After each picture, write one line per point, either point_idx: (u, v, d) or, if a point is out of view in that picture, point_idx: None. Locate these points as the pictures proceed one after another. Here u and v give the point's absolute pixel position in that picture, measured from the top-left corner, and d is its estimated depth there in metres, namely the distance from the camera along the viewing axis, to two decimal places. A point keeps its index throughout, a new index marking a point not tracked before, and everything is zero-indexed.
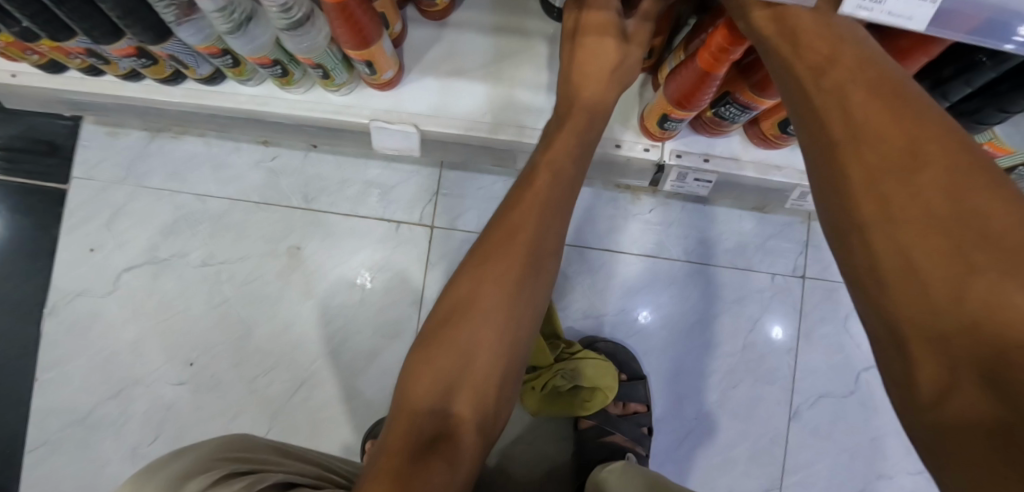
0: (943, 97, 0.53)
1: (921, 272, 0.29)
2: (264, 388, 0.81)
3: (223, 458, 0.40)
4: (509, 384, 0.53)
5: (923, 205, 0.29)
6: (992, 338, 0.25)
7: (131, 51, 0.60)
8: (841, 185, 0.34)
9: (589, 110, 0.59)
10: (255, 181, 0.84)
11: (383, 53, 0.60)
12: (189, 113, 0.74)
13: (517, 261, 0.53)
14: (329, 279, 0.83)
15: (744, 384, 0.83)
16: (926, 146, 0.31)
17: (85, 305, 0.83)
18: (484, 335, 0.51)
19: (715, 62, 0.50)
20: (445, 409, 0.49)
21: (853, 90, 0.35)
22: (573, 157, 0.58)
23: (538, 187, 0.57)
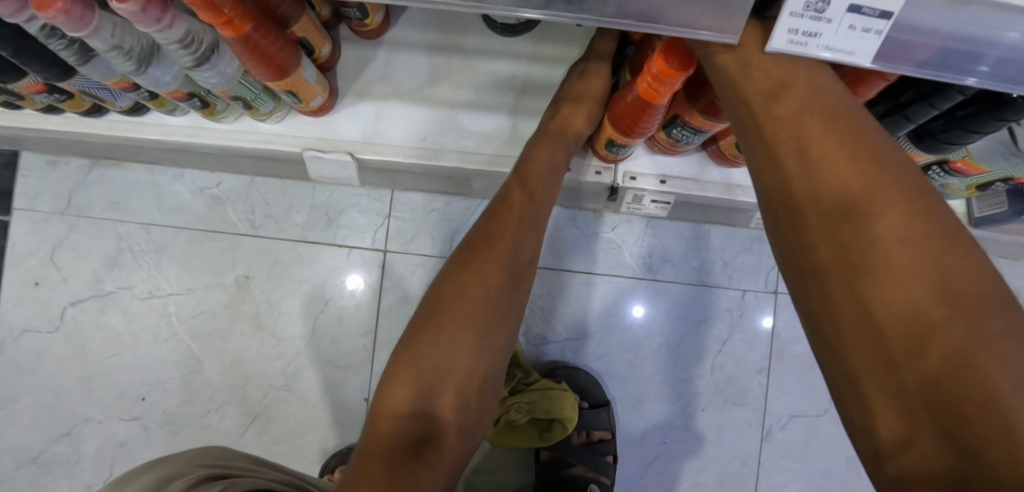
0: (907, 119, 0.48)
1: (875, 321, 0.29)
2: (217, 423, 0.79)
3: (203, 464, 0.47)
4: (493, 390, 0.51)
5: (877, 252, 0.30)
6: (943, 389, 0.26)
7: (40, 87, 0.56)
8: (799, 225, 0.34)
9: (555, 136, 0.58)
10: (200, 209, 0.81)
11: (307, 82, 0.56)
12: (119, 144, 0.70)
13: (500, 268, 0.50)
14: (281, 309, 0.80)
15: (713, 406, 0.80)
16: (882, 188, 0.31)
17: (29, 342, 0.80)
18: (467, 338, 0.47)
19: (654, 92, 0.46)
20: (428, 409, 0.46)
21: (811, 128, 0.35)
22: (546, 179, 0.56)
23: (513, 204, 0.54)
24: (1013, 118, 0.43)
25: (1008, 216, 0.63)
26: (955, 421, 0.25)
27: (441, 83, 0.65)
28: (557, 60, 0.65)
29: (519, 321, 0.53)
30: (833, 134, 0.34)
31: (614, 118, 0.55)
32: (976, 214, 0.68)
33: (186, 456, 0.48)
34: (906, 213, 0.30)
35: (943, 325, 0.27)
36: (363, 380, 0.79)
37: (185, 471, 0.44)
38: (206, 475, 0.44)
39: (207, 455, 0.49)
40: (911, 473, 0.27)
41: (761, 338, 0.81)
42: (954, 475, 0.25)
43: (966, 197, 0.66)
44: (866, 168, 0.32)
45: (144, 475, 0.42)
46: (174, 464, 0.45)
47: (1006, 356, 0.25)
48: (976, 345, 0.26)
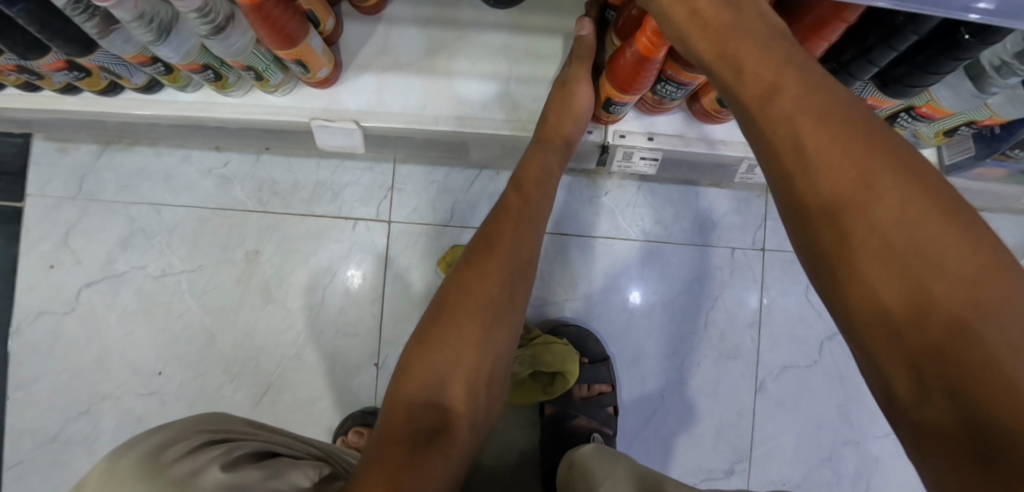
0: (870, 63, 0.52)
1: (851, 246, 0.30)
2: (231, 395, 0.81)
3: (202, 430, 0.40)
4: (499, 382, 0.55)
5: (843, 177, 0.31)
6: (922, 305, 0.27)
7: (60, 65, 0.60)
8: (775, 161, 0.34)
9: (545, 145, 0.64)
10: (208, 188, 0.84)
11: (314, 53, 0.60)
12: (133, 123, 0.73)
13: (502, 267, 0.55)
14: (289, 281, 0.83)
15: (708, 359, 0.84)
16: (847, 114, 0.32)
17: (46, 324, 0.82)
18: (472, 331, 0.52)
19: (652, 47, 0.49)
20: (439, 398, 0.49)
21: (792, 104, 0.33)
22: (539, 182, 0.62)
23: (511, 208, 0.60)
24: (966, 57, 0.47)
25: (975, 161, 0.67)
26: (937, 338, 0.27)
27: (438, 53, 0.69)
28: (546, 29, 0.69)
29: (522, 320, 0.57)
30: (815, 105, 0.33)
31: (614, 78, 0.58)
32: (947, 162, 0.72)
33: (179, 424, 0.39)
34: (899, 179, 0.29)
35: (919, 258, 0.28)
36: (372, 348, 0.82)
37: (182, 443, 0.36)
38: (208, 449, 0.36)
39: (200, 425, 0.41)
40: (929, 431, 0.28)
41: (752, 293, 0.85)
42: (969, 432, 0.25)
43: (936, 144, 0.70)
44: (823, 97, 0.33)
45: (138, 448, 0.33)
46: (168, 434, 0.37)
47: (974, 263, 0.27)
48: (942, 256, 0.27)
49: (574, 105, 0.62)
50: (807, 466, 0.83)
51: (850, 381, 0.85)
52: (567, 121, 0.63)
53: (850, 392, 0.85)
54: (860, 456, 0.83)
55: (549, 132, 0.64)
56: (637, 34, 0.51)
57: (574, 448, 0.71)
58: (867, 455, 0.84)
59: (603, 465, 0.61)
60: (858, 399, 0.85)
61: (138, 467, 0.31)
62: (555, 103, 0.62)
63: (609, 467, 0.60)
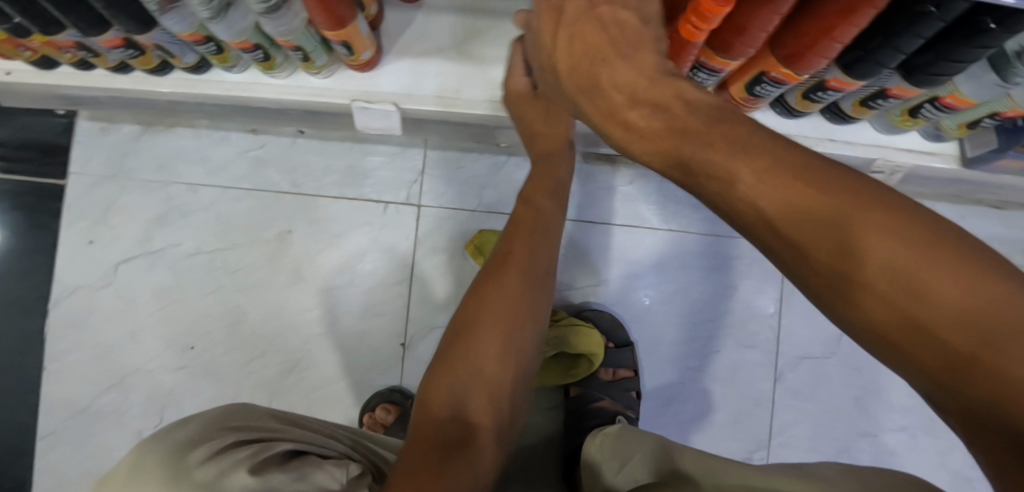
0: (896, 49, 0.52)
1: (854, 304, 0.26)
2: (259, 370, 0.83)
3: (243, 414, 0.34)
4: (517, 395, 0.52)
5: (815, 224, 0.28)
6: (929, 341, 0.23)
7: (119, 42, 0.63)
8: (743, 218, 0.32)
9: (542, 162, 0.65)
10: (243, 170, 0.87)
11: (360, 35, 0.62)
12: (179, 102, 0.76)
13: (518, 277, 0.54)
14: (319, 261, 0.85)
15: (727, 348, 0.85)
16: (790, 158, 0.30)
17: (82, 298, 0.85)
18: (492, 342, 0.50)
19: (695, 31, 0.51)
20: (463, 412, 0.47)
21: (736, 160, 0.32)
22: (550, 192, 0.63)
23: (523, 220, 0.60)
24: (991, 44, 0.48)
25: (994, 154, 0.69)
26: (983, 385, 0.22)
27: (473, 40, 0.71)
28: None
29: (546, 323, 0.57)
30: (753, 156, 0.31)
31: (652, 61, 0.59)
32: (970, 155, 0.73)
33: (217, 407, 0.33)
34: (871, 214, 0.26)
35: (915, 301, 0.24)
36: (399, 327, 0.84)
37: (213, 439, 0.30)
38: (236, 450, 0.30)
39: (231, 414, 0.34)
40: None
41: (771, 284, 0.86)
42: None
43: (959, 137, 0.71)
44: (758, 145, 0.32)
45: (166, 443, 0.27)
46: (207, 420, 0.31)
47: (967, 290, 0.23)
48: (934, 284, 0.23)
49: (559, 126, 0.63)
50: (823, 456, 0.84)
51: (867, 373, 0.86)
52: (551, 134, 0.64)
53: (867, 384, 0.86)
54: (877, 448, 0.84)
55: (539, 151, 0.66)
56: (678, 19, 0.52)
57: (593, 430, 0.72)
58: (883, 447, 0.85)
59: (616, 447, 0.63)
60: (874, 391, 0.86)
61: (158, 476, 0.25)
62: (556, 114, 0.62)
63: (622, 446, 0.62)
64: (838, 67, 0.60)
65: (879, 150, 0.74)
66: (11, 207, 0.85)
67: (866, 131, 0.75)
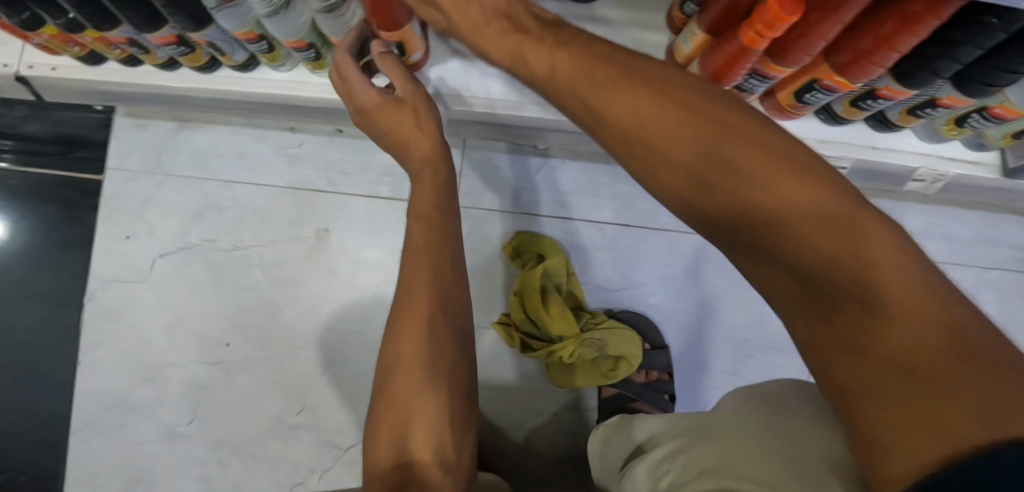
0: (954, 60, 0.52)
1: (846, 291, 0.30)
2: (294, 367, 0.84)
3: None
4: (461, 421, 0.48)
5: (819, 216, 0.31)
6: (906, 331, 0.27)
7: (171, 39, 0.63)
8: (740, 201, 0.35)
9: (425, 162, 0.58)
10: (281, 167, 0.87)
11: (412, 35, 0.59)
12: (222, 99, 0.77)
13: (427, 305, 0.50)
14: (354, 260, 0.85)
15: (760, 353, 0.85)
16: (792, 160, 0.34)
17: (118, 292, 0.85)
18: (416, 379, 0.47)
19: (757, 39, 0.51)
20: (403, 456, 0.44)
21: (745, 153, 0.35)
22: (437, 203, 0.56)
23: (416, 243, 0.54)
24: None
25: None
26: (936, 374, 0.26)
27: None
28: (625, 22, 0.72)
29: (469, 335, 0.53)
30: (761, 153, 0.35)
31: (709, 62, 0.59)
32: (1011, 165, 0.73)
33: None
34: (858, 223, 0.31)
35: (898, 300, 0.28)
36: None
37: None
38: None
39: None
40: None
41: None
42: None
43: (1002, 147, 0.71)
44: (766, 145, 0.35)
45: None
46: None
47: (945, 325, 0.27)
48: (916, 305, 0.28)
49: (409, 123, 0.57)
50: None
51: None
52: (420, 138, 0.57)
53: None
54: None
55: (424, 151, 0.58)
56: (741, 27, 0.52)
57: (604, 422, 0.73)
58: None
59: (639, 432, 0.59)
60: None
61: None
62: (423, 116, 0.57)
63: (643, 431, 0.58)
64: (893, 75, 0.60)
65: (922, 158, 0.75)
66: (48, 201, 0.85)
67: (909, 138, 0.75)
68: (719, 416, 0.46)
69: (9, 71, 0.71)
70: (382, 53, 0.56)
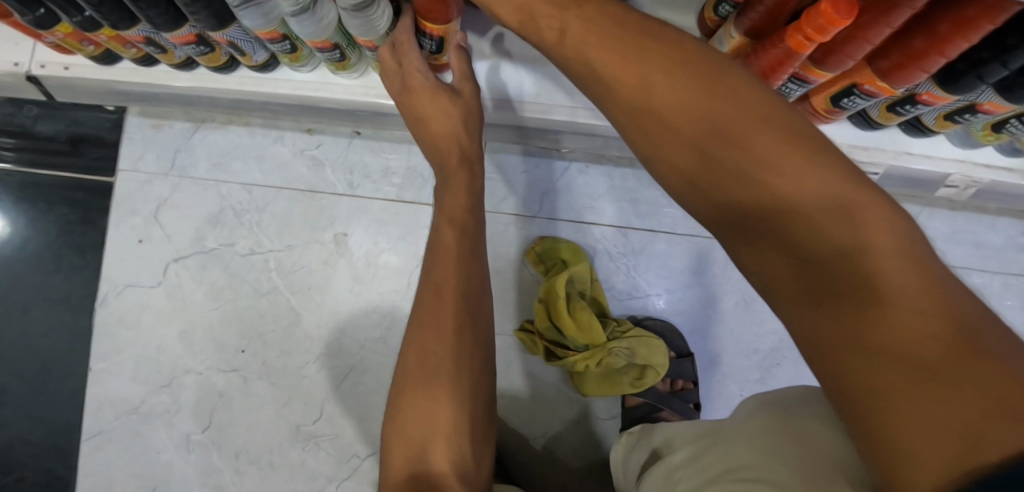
0: (1003, 66, 0.51)
1: (862, 282, 0.28)
2: (313, 374, 0.82)
3: None
4: (481, 435, 0.47)
5: (822, 200, 0.31)
6: (919, 327, 0.25)
7: (191, 38, 0.61)
8: (745, 181, 0.34)
9: (457, 163, 0.60)
10: (299, 170, 0.85)
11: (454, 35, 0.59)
12: (242, 101, 0.75)
13: (454, 313, 0.49)
14: (375, 265, 0.84)
15: (787, 361, 0.84)
16: (805, 148, 0.33)
17: (132, 296, 0.83)
18: (439, 390, 0.45)
19: (805, 42, 0.49)
20: (423, 468, 0.42)
21: (758, 135, 0.34)
22: (466, 208, 0.57)
23: (447, 245, 0.53)
24: None
25: None
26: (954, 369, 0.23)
27: None
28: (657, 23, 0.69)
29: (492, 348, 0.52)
30: (776, 136, 0.33)
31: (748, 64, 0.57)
32: None
33: None
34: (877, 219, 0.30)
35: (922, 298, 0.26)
36: None
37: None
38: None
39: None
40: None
41: None
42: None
43: None
44: (779, 128, 0.34)
45: None
46: None
47: (953, 321, 0.25)
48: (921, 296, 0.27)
49: (444, 117, 0.60)
50: None
51: None
52: (447, 138, 0.61)
53: None
54: None
55: (455, 150, 0.61)
56: (787, 29, 0.51)
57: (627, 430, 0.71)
58: None
59: (664, 443, 0.56)
60: None
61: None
62: (456, 115, 0.61)
63: (668, 441, 0.55)
64: (935, 81, 0.58)
65: (956, 165, 0.74)
66: (61, 203, 0.83)
67: (943, 144, 0.74)
68: (727, 424, 0.47)
69: (20, 70, 0.69)
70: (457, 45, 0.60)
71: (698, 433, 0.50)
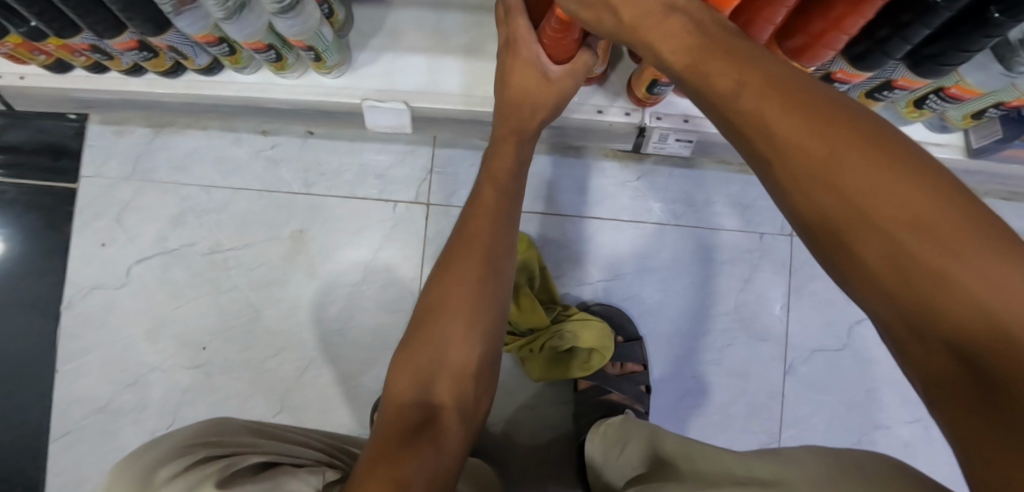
0: (904, 40, 0.52)
1: (895, 267, 0.24)
2: (274, 369, 0.84)
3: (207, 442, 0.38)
4: (485, 382, 0.50)
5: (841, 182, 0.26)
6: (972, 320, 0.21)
7: (133, 44, 0.63)
8: (762, 163, 0.30)
9: (513, 138, 0.55)
10: (256, 170, 0.87)
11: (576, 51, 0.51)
12: (192, 104, 0.77)
13: (476, 265, 0.50)
14: (332, 261, 0.86)
15: (738, 341, 0.85)
16: (826, 110, 0.28)
17: (98, 298, 0.85)
18: (455, 331, 0.48)
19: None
20: (426, 398, 0.45)
21: (767, 105, 0.30)
22: (512, 174, 0.55)
23: (484, 202, 0.53)
24: (998, 35, 0.47)
25: (1001, 143, 0.68)
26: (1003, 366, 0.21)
27: (486, 38, 0.71)
28: None
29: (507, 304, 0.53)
30: (785, 105, 0.29)
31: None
32: (974, 145, 0.73)
33: (183, 433, 0.37)
34: (912, 182, 0.24)
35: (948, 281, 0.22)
36: None
37: (181, 458, 0.34)
38: (204, 465, 0.35)
39: (206, 433, 0.39)
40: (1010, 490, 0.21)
41: (781, 278, 0.85)
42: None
43: (963, 127, 0.71)
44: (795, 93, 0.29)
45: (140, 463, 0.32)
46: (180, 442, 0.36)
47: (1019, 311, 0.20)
48: (1000, 294, 0.21)
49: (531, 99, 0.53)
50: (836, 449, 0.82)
51: (885, 364, 0.84)
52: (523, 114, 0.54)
53: (884, 375, 0.84)
54: (891, 441, 0.82)
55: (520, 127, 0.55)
56: None
57: (600, 422, 0.73)
58: (897, 441, 0.83)
59: (682, 456, 0.51)
60: (892, 384, 0.84)
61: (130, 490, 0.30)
62: (538, 99, 0.53)
63: (662, 446, 0.56)
64: (846, 59, 0.60)
65: None
66: (27, 210, 0.86)
67: None
68: (776, 467, 0.39)
69: None
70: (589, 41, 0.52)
71: (736, 478, 0.41)
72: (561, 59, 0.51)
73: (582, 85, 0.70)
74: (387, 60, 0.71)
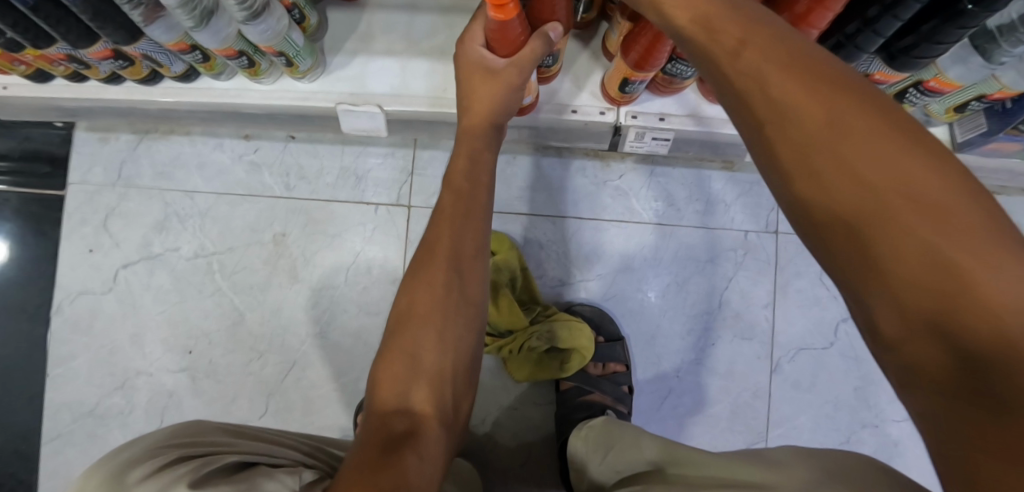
0: (876, 33, 0.51)
1: (901, 255, 0.22)
2: (258, 371, 0.85)
3: (181, 443, 0.35)
4: (463, 388, 0.45)
5: (853, 161, 0.24)
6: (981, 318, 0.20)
7: (107, 53, 0.63)
8: (765, 139, 0.28)
9: (469, 136, 0.55)
10: (238, 174, 0.88)
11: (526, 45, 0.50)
12: (172, 110, 0.78)
13: (444, 267, 0.47)
14: (314, 264, 0.86)
15: (723, 340, 0.84)
16: (840, 87, 0.26)
17: (85, 303, 0.87)
18: (429, 336, 0.44)
19: None
20: (404, 404, 0.40)
21: (775, 77, 0.27)
22: (467, 173, 0.53)
23: (444, 210, 0.50)
24: (971, 26, 0.45)
25: (986, 136, 0.67)
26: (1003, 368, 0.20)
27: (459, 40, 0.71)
28: None
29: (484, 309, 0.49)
30: (793, 81, 0.27)
31: (626, 54, 0.57)
32: (959, 139, 0.72)
33: (153, 435, 0.34)
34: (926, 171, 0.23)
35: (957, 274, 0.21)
36: None
37: (153, 458, 0.31)
38: (178, 466, 0.31)
39: (178, 433, 0.36)
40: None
41: (766, 276, 0.84)
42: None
43: (947, 120, 0.70)
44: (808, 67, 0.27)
45: (108, 467, 0.29)
46: (148, 445, 0.32)
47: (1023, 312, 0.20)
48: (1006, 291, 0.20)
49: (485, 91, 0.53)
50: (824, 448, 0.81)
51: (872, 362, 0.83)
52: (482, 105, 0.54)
53: (871, 373, 0.83)
54: (879, 440, 0.81)
55: (476, 121, 0.56)
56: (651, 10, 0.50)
57: (579, 428, 0.71)
58: (886, 439, 0.81)
59: (672, 461, 0.50)
60: (880, 382, 0.82)
61: None
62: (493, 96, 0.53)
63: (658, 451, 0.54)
64: None
65: None
66: (15, 217, 0.87)
67: None
68: (764, 472, 0.39)
69: None
70: (543, 31, 0.50)
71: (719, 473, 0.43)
72: (506, 51, 0.51)
73: (554, 84, 0.69)
74: (360, 64, 0.71)
